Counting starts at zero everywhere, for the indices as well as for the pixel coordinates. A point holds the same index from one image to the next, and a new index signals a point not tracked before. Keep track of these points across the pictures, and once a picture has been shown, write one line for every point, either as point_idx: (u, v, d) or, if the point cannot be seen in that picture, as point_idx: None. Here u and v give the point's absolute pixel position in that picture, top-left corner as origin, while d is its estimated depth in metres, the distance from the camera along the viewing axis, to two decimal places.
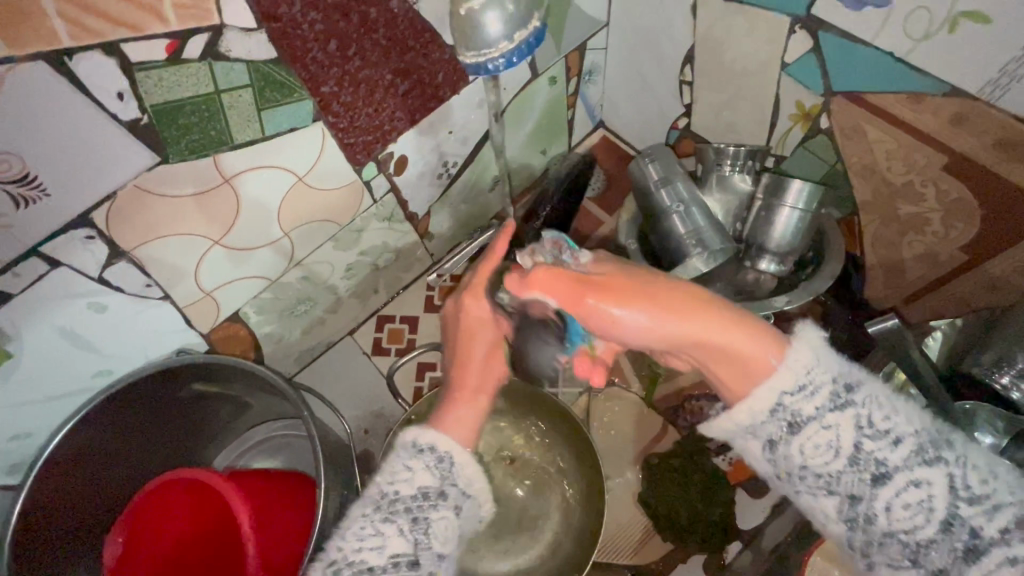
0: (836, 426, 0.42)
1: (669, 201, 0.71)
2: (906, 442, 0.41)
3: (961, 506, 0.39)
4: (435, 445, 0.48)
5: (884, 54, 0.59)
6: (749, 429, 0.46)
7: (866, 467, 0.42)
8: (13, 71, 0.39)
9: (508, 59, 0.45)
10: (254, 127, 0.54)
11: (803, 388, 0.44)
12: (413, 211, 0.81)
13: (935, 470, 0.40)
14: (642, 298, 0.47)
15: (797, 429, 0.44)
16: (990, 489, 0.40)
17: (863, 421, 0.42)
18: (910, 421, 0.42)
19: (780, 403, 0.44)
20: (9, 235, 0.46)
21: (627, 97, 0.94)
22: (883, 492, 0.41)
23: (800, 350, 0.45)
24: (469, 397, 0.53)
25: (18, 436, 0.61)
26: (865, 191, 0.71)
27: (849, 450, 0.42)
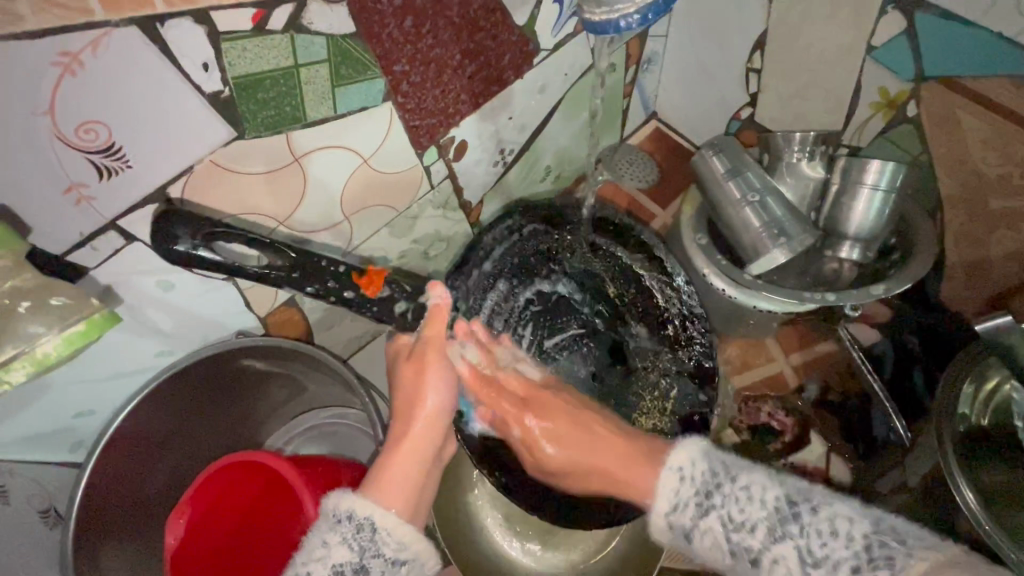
0: (709, 529, 0.43)
1: (740, 193, 0.68)
2: (759, 530, 0.41)
3: (810, 572, 0.40)
4: (353, 512, 0.44)
5: (991, 34, 0.56)
6: (675, 537, 0.46)
7: (736, 554, 0.42)
8: (109, 36, 0.39)
9: (644, 15, 0.47)
10: (327, 105, 0.53)
11: (676, 505, 0.45)
12: (466, 199, 0.79)
13: (786, 544, 0.40)
14: (563, 426, 0.56)
15: (692, 536, 0.45)
16: (828, 550, 0.39)
17: (726, 522, 0.42)
18: (747, 495, 0.42)
19: (669, 522, 0.46)
20: (90, 207, 0.46)
21: (684, 87, 0.90)
22: (764, 574, 0.41)
23: (680, 453, 0.47)
24: (405, 455, 0.51)
25: (83, 413, 0.61)
26: (952, 184, 0.67)
27: (725, 544, 0.43)
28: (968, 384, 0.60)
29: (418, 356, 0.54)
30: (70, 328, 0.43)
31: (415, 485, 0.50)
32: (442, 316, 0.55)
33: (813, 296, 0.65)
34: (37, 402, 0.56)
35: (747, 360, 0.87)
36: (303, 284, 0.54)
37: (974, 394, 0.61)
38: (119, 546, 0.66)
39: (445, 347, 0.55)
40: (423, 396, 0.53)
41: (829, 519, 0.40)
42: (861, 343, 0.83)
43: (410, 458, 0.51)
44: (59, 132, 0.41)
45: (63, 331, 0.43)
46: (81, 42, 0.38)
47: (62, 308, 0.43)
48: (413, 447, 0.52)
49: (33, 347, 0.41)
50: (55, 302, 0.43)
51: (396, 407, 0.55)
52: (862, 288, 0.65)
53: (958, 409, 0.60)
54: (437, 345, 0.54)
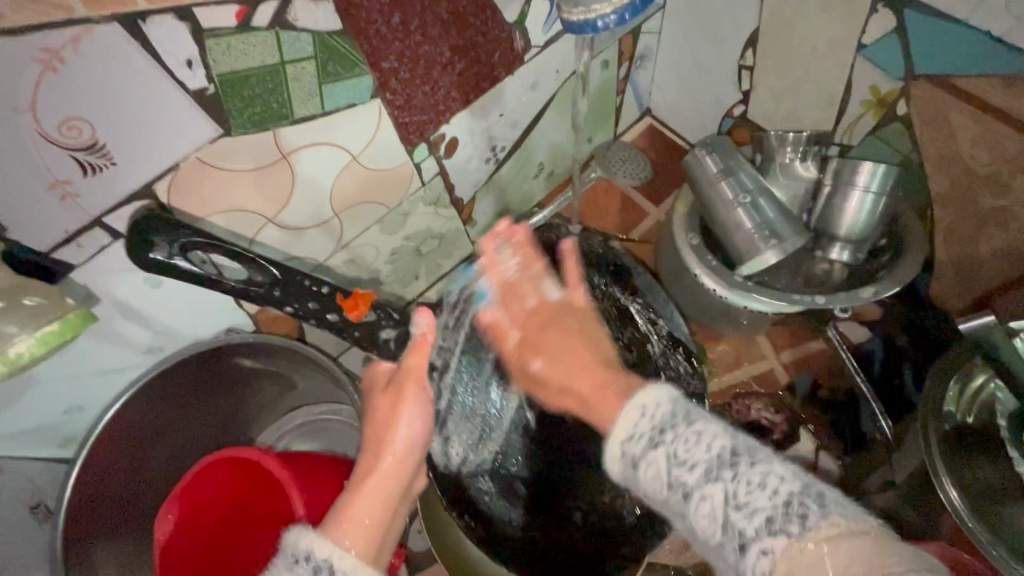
0: (655, 461, 0.37)
1: (732, 194, 0.68)
2: (699, 470, 0.36)
3: (733, 514, 0.34)
4: (312, 552, 0.38)
5: (980, 33, 0.56)
6: (623, 470, 0.39)
7: (673, 487, 0.36)
8: (91, 33, 0.38)
9: (619, 16, 0.47)
10: (314, 102, 0.53)
11: (633, 435, 0.39)
12: (458, 196, 0.78)
13: (718, 486, 0.35)
14: (568, 354, 0.52)
15: (639, 468, 0.38)
16: (752, 497, 0.34)
17: (672, 459, 0.37)
18: (698, 437, 0.36)
19: (623, 451, 0.39)
20: (76, 204, 0.46)
21: (677, 83, 0.90)
22: (693, 507, 0.36)
23: (650, 392, 0.40)
24: (366, 496, 0.46)
25: (72, 409, 0.61)
26: (943, 182, 0.67)
27: (669, 480, 0.37)
28: (953, 382, 0.61)
29: (397, 386, 0.52)
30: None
31: (376, 525, 0.45)
32: (425, 349, 0.52)
33: (803, 298, 0.66)
34: (26, 397, 0.56)
35: (738, 358, 0.87)
36: (284, 304, 0.56)
37: (959, 394, 0.61)
38: (111, 540, 0.67)
39: (424, 381, 0.53)
40: (395, 427, 0.51)
41: (767, 471, 0.34)
42: (853, 341, 0.83)
43: (374, 498, 0.47)
44: (41, 130, 0.41)
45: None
46: (62, 39, 0.38)
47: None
48: (379, 486, 0.48)
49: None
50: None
51: (366, 442, 0.52)
52: (851, 291, 0.65)
53: (945, 407, 0.60)
54: (415, 376, 0.52)
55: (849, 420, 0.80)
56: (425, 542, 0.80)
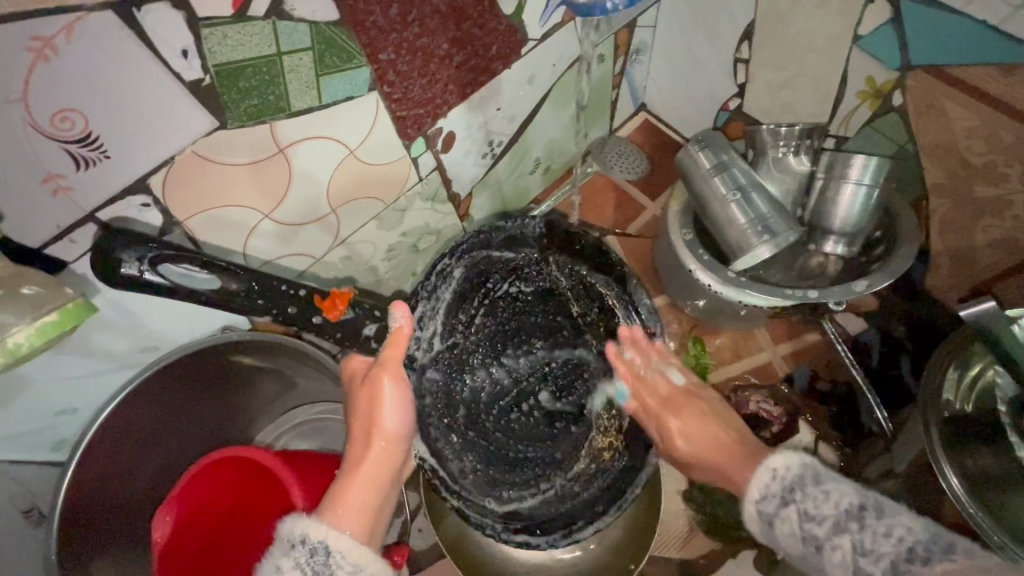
0: (788, 516, 0.46)
1: (724, 189, 0.68)
2: (826, 522, 0.44)
3: (860, 561, 0.41)
4: (307, 536, 0.44)
5: (977, 23, 0.56)
6: (760, 524, 0.49)
7: (806, 540, 0.45)
8: (83, 21, 0.37)
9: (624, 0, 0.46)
10: (311, 94, 0.52)
11: (764, 492, 0.49)
12: (455, 191, 0.78)
13: (843, 536, 0.42)
14: (691, 420, 0.64)
15: (774, 525, 0.47)
16: (877, 543, 0.41)
17: (803, 514, 0.45)
18: (826, 496, 0.45)
19: (756, 508, 0.49)
20: (68, 198, 0.45)
21: (673, 77, 0.90)
22: (826, 563, 0.43)
23: (780, 457, 0.49)
24: (361, 483, 0.54)
25: (64, 411, 0.60)
26: (938, 172, 0.67)
27: (799, 532, 0.45)
28: (952, 369, 0.61)
29: (373, 380, 0.57)
30: (41, 319, 0.42)
31: (368, 502, 0.53)
32: (404, 339, 0.57)
33: (794, 293, 0.66)
34: (17, 399, 0.55)
35: (736, 351, 0.87)
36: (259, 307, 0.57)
37: (958, 381, 0.61)
38: (108, 545, 0.66)
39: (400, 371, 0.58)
40: (381, 418, 0.57)
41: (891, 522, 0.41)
42: (850, 332, 0.84)
43: (370, 481, 0.55)
44: (33, 121, 0.39)
45: (35, 321, 0.42)
46: (54, 27, 0.37)
47: (36, 297, 0.42)
48: (370, 471, 0.55)
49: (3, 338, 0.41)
50: (27, 292, 0.42)
51: (354, 432, 0.58)
52: (844, 284, 0.65)
53: (943, 396, 0.60)
54: (391, 367, 0.57)
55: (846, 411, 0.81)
56: (426, 540, 0.79)
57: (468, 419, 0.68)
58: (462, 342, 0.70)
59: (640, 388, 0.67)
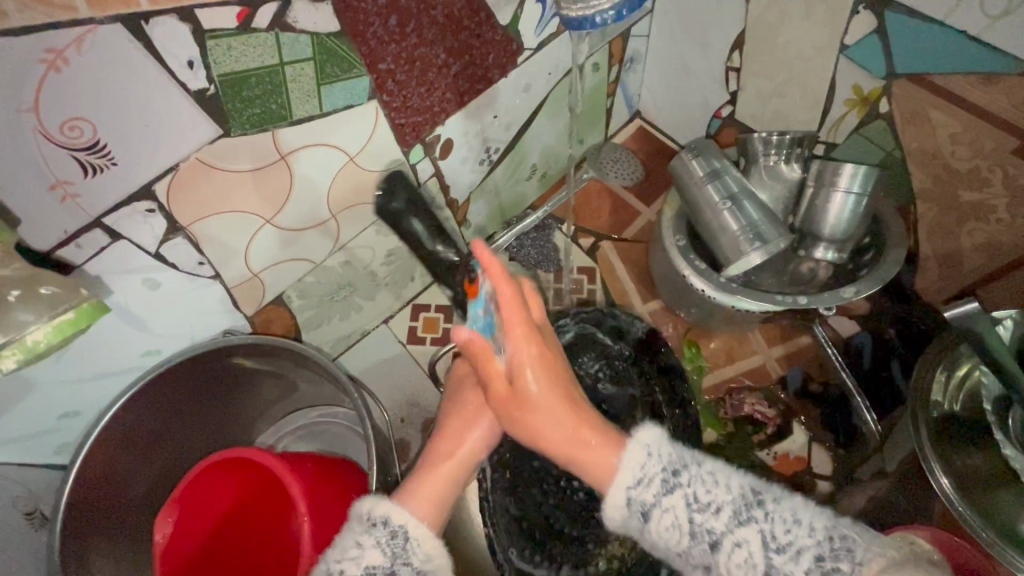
0: (672, 507, 0.41)
1: (717, 196, 0.69)
2: (724, 511, 0.40)
3: (774, 557, 0.39)
4: (388, 518, 0.44)
5: (958, 33, 0.57)
6: (631, 517, 0.43)
7: (697, 536, 0.41)
8: (94, 33, 0.39)
9: (618, 11, 0.46)
10: (313, 103, 0.53)
11: (640, 480, 0.43)
12: (453, 197, 0.79)
13: (751, 528, 0.40)
14: (546, 391, 0.47)
15: (649, 516, 0.42)
16: (792, 537, 0.39)
17: (690, 499, 0.41)
18: (713, 479, 0.42)
19: (629, 497, 0.43)
20: (75, 205, 0.46)
21: (666, 85, 0.92)
22: (721, 557, 0.40)
23: (643, 437, 0.44)
24: (436, 477, 0.48)
25: (68, 414, 0.61)
26: (924, 178, 0.69)
27: (688, 526, 0.41)
28: (939, 372, 0.63)
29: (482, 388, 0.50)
30: (58, 318, 0.42)
31: (445, 492, 0.48)
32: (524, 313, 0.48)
33: (784, 299, 0.67)
34: (22, 402, 0.56)
35: (731, 354, 0.88)
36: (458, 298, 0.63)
37: (945, 382, 0.63)
38: (111, 545, 0.66)
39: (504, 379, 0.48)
40: (473, 427, 0.51)
41: (789, 507, 0.40)
42: (841, 335, 0.85)
43: (443, 478, 0.49)
44: (43, 130, 0.41)
45: (51, 320, 0.42)
46: (66, 39, 0.38)
47: (52, 297, 0.42)
48: (449, 470, 0.49)
49: (21, 336, 0.40)
50: (45, 292, 0.42)
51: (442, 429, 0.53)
52: (833, 291, 0.67)
53: (932, 396, 0.62)
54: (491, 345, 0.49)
55: (841, 413, 0.82)
56: None
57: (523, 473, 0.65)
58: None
59: (486, 365, 0.49)
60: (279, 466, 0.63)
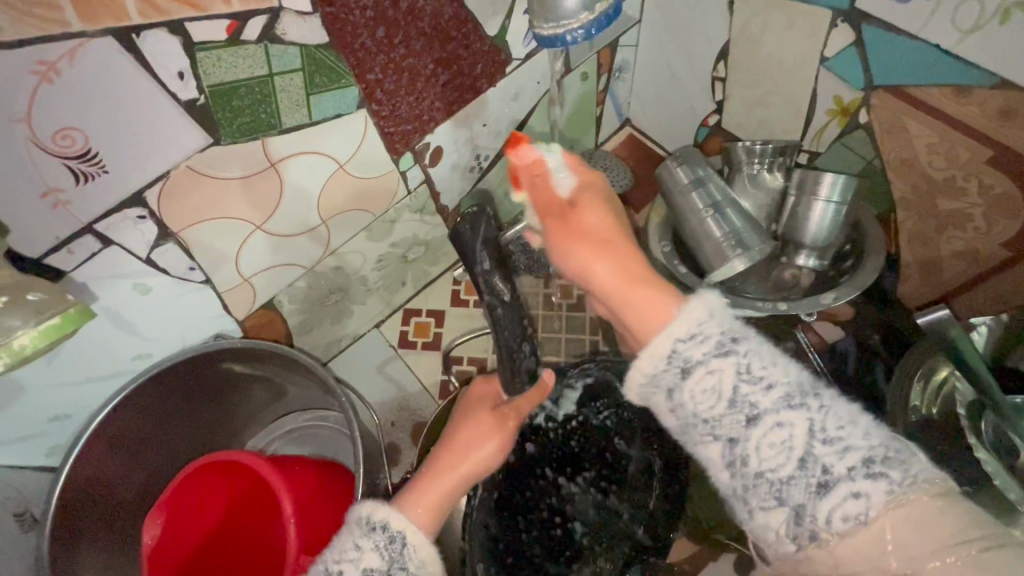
0: (720, 370, 0.40)
1: (700, 203, 0.70)
2: (776, 390, 0.39)
3: (816, 445, 0.37)
4: (387, 523, 0.45)
5: (932, 47, 0.59)
6: (668, 371, 0.43)
7: (739, 407, 0.40)
8: (85, 46, 0.40)
9: (586, 31, 0.47)
10: (302, 112, 0.55)
11: (694, 335, 0.42)
12: (443, 204, 0.80)
13: (799, 414, 0.38)
14: (607, 236, 0.49)
15: (690, 374, 0.42)
16: (845, 433, 0.37)
17: (744, 370, 0.40)
18: (774, 363, 0.40)
19: (675, 350, 0.42)
20: (67, 211, 0.47)
21: (655, 93, 0.94)
22: (755, 434, 0.39)
23: (700, 303, 0.43)
24: (439, 485, 0.49)
25: (58, 417, 0.62)
26: (904, 187, 0.70)
27: (730, 393, 0.40)
28: (917, 380, 0.64)
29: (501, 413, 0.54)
30: (45, 321, 0.44)
31: (446, 497, 0.49)
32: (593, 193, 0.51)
33: (766, 304, 0.68)
34: (13, 404, 0.57)
35: None
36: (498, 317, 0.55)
37: (923, 391, 0.64)
38: (101, 546, 0.67)
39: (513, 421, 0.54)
40: (484, 444, 0.51)
41: (848, 409, 0.38)
42: (827, 341, 0.85)
43: (442, 488, 0.49)
44: (35, 139, 0.42)
45: (38, 324, 0.43)
46: (58, 52, 0.39)
47: (38, 304, 0.44)
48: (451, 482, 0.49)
49: (8, 341, 0.42)
50: (32, 298, 0.44)
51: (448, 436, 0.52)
52: (813, 297, 0.68)
53: (910, 403, 0.64)
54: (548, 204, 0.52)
55: None
56: None
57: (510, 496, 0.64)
58: (557, 444, 0.67)
59: (539, 194, 0.52)
60: (262, 464, 0.63)
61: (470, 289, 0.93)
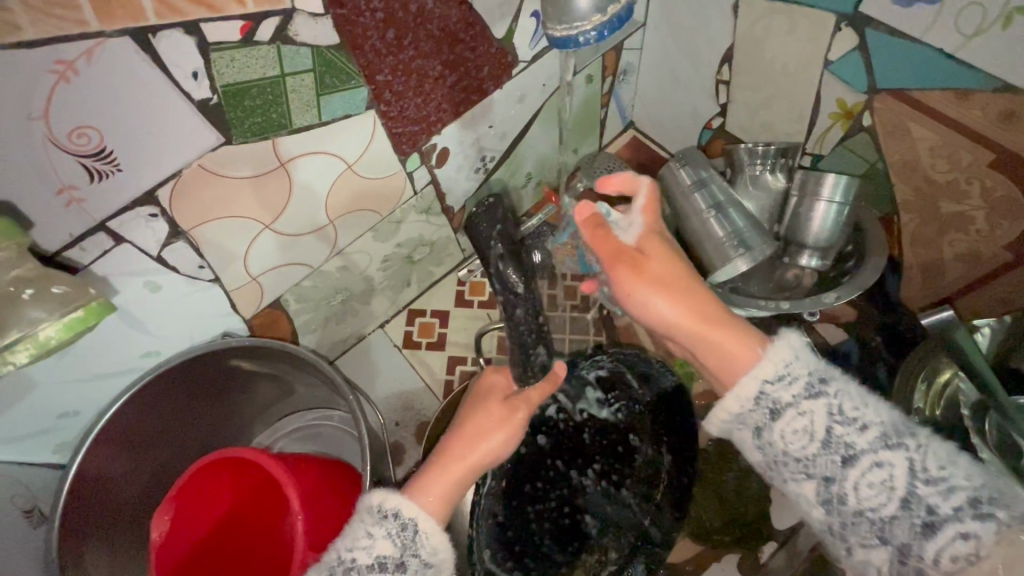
0: (811, 412, 0.45)
1: (703, 205, 0.71)
2: (871, 431, 0.43)
3: (920, 485, 0.41)
4: (399, 511, 0.46)
5: (934, 51, 0.59)
6: (757, 412, 0.48)
7: (836, 446, 0.44)
8: (103, 46, 0.41)
9: (600, 33, 0.48)
10: (312, 112, 0.55)
11: (782, 377, 0.47)
12: (449, 205, 0.81)
13: (897, 454, 0.42)
14: (675, 283, 0.51)
15: (780, 414, 0.46)
16: (947, 473, 0.41)
17: (836, 410, 0.44)
18: (866, 403, 0.45)
19: (762, 391, 0.47)
20: (81, 209, 0.47)
21: (658, 96, 0.94)
22: (853, 473, 0.43)
23: (783, 344, 0.48)
24: (443, 472, 0.49)
25: (67, 414, 0.62)
26: (906, 190, 0.71)
27: (822, 433, 0.44)
28: (920, 381, 0.65)
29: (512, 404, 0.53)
30: (70, 314, 0.44)
31: (454, 488, 0.49)
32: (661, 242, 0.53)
33: (768, 304, 0.69)
34: (24, 400, 0.57)
35: None
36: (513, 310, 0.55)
37: (925, 392, 0.65)
38: (110, 542, 0.67)
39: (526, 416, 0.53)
40: (492, 437, 0.51)
41: (943, 448, 0.42)
42: (829, 342, 0.86)
43: (448, 476, 0.49)
44: (52, 137, 0.42)
45: (62, 317, 0.44)
46: (76, 51, 0.40)
47: (64, 296, 0.44)
48: (456, 472, 0.49)
49: (33, 331, 0.43)
50: (57, 290, 0.44)
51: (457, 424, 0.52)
52: (815, 296, 0.68)
53: (913, 404, 0.64)
54: (616, 257, 0.52)
55: None
56: None
57: (519, 486, 0.66)
58: (567, 437, 0.69)
59: (603, 241, 0.52)
60: (274, 462, 0.63)
61: (474, 290, 0.94)
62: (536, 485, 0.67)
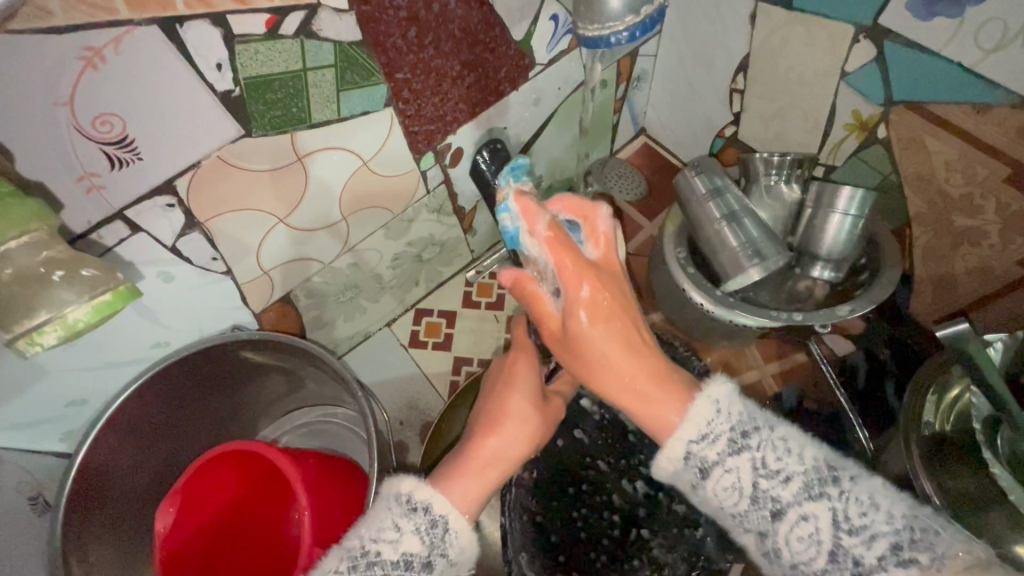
0: (737, 468, 0.43)
1: (716, 212, 0.71)
2: (795, 482, 0.42)
3: (843, 537, 0.40)
4: (431, 506, 0.45)
5: (954, 64, 0.59)
6: (686, 470, 0.46)
7: (768, 503, 0.42)
8: (132, 34, 0.41)
9: (632, 33, 0.48)
10: (332, 107, 0.55)
11: (705, 436, 0.45)
12: (461, 205, 0.81)
13: (821, 504, 0.41)
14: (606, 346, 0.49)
15: (708, 473, 0.44)
16: (868, 521, 0.40)
17: (758, 463, 0.43)
18: (788, 448, 0.43)
19: (688, 451, 0.45)
20: (100, 196, 0.47)
21: (672, 104, 0.95)
22: (782, 527, 0.42)
23: (713, 388, 0.46)
24: (475, 470, 0.49)
25: (75, 401, 0.62)
26: (919, 203, 0.71)
27: (750, 489, 0.43)
28: (930, 394, 0.64)
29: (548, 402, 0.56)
30: (98, 296, 0.44)
31: (492, 489, 0.50)
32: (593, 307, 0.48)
33: (779, 314, 0.69)
34: (34, 386, 0.57)
35: (726, 368, 0.90)
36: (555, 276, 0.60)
37: (936, 404, 0.65)
38: (115, 532, 0.67)
39: (556, 414, 0.57)
40: (515, 431, 0.52)
41: (869, 491, 0.41)
42: (838, 354, 0.87)
43: (478, 473, 0.50)
44: (74, 123, 0.42)
45: (91, 299, 0.43)
46: (105, 39, 0.40)
47: (91, 279, 0.44)
48: (490, 465, 0.50)
49: (63, 313, 0.42)
50: (86, 273, 0.44)
51: (482, 421, 0.53)
52: (829, 308, 0.68)
53: (923, 415, 0.64)
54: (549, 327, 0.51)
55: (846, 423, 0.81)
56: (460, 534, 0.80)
57: (560, 486, 0.66)
58: (610, 435, 0.68)
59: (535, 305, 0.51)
60: (279, 456, 0.64)
61: (482, 291, 0.94)
62: (582, 489, 0.66)
